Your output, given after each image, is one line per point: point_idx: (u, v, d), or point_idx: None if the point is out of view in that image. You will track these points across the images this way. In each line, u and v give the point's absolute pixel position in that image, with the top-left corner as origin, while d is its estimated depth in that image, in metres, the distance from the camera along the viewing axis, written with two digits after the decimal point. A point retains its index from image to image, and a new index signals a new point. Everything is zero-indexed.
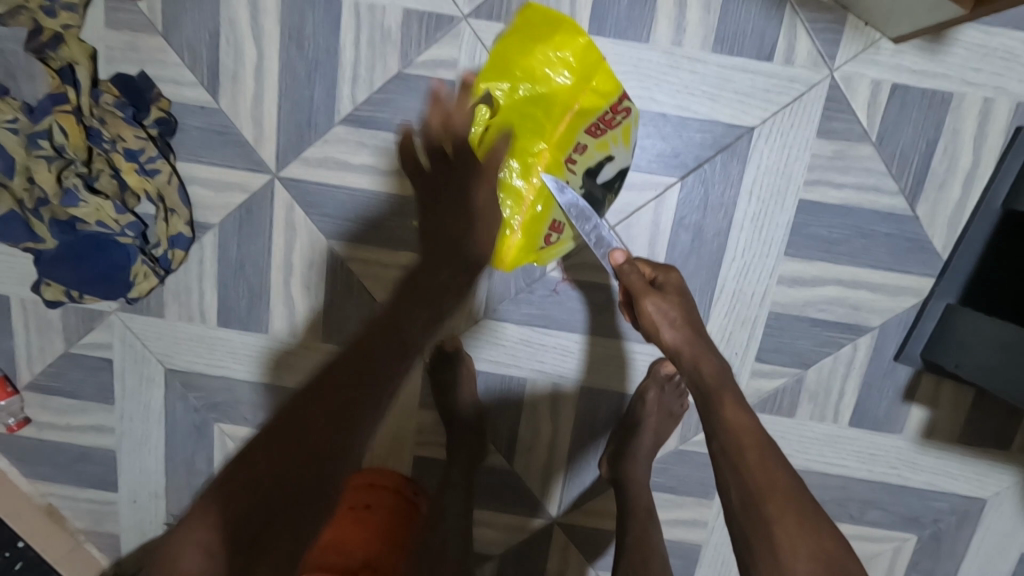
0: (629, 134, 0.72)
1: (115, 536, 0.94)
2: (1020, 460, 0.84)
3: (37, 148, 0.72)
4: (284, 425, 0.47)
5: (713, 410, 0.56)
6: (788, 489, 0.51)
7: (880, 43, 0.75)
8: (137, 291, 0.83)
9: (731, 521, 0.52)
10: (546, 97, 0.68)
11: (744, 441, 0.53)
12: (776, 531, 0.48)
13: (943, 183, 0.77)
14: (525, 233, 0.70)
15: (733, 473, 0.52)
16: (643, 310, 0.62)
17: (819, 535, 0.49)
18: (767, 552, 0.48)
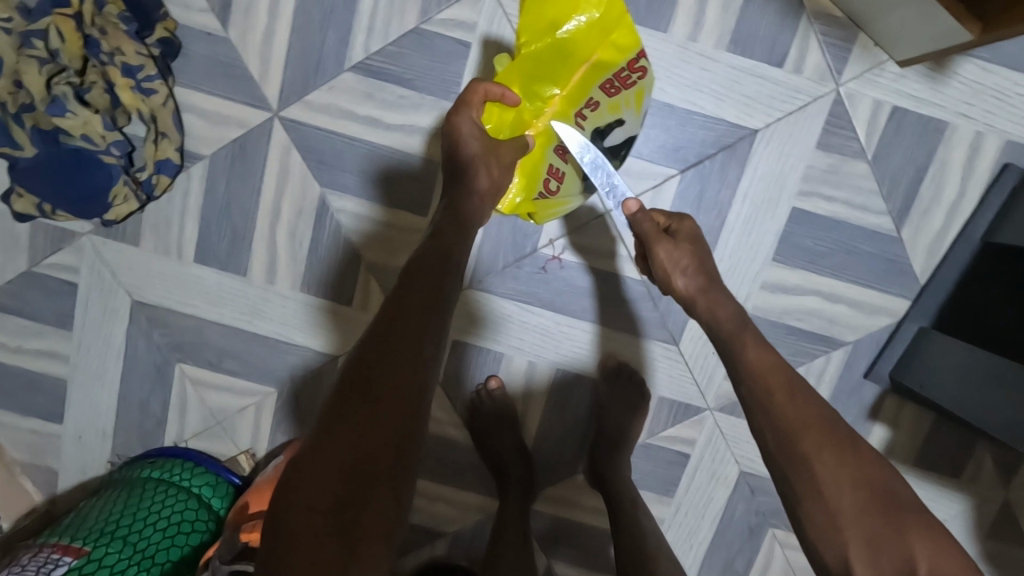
0: (641, 99, 0.70)
1: (50, 473, 0.89)
2: (972, 490, 0.85)
3: (30, 47, 0.71)
4: (350, 394, 0.48)
5: (735, 353, 0.59)
6: (820, 421, 0.54)
7: (885, 65, 0.78)
8: (115, 214, 0.80)
9: (769, 460, 0.54)
10: (566, 44, 0.66)
11: (773, 382, 0.56)
12: (815, 464, 0.51)
13: (927, 210, 0.80)
14: (524, 178, 0.69)
15: (765, 416, 0.55)
16: (655, 256, 0.64)
17: (854, 459, 0.52)
18: (809, 487, 0.51)
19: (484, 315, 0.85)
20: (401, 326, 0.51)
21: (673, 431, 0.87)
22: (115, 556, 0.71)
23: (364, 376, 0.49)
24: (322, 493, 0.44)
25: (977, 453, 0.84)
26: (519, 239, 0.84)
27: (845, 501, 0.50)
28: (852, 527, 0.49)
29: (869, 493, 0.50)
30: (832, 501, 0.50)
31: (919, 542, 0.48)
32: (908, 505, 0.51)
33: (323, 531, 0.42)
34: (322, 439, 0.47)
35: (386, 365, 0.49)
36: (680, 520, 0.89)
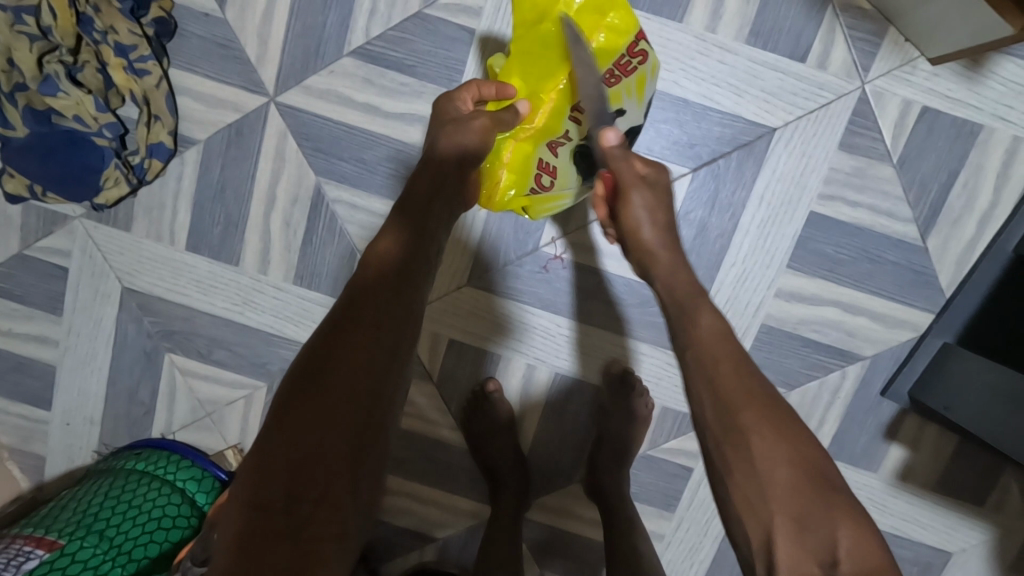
0: (643, 85, 0.65)
1: (37, 459, 0.87)
2: (994, 519, 0.80)
3: (21, 23, 0.69)
4: (307, 384, 0.48)
5: (686, 321, 0.54)
6: (761, 396, 0.50)
7: (917, 62, 0.73)
8: (104, 199, 0.78)
9: (703, 431, 0.51)
10: (558, 32, 0.60)
11: (718, 352, 0.52)
12: (751, 437, 0.48)
13: (958, 219, 0.75)
14: (514, 173, 0.63)
15: (705, 384, 0.51)
16: (628, 203, 0.58)
17: (790, 435, 0.48)
18: (741, 459, 0.48)
19: (483, 315, 0.82)
20: (366, 319, 0.50)
21: (677, 443, 0.83)
22: (89, 551, 0.69)
23: (321, 368, 0.48)
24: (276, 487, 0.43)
25: (1002, 480, 0.79)
26: (521, 237, 0.80)
27: (777, 475, 0.46)
28: (781, 504, 0.46)
29: (802, 472, 0.47)
30: (763, 475, 0.47)
31: (842, 523, 0.45)
32: (838, 487, 0.47)
33: (271, 528, 0.42)
34: (274, 429, 0.46)
35: (345, 359, 0.48)
36: (681, 536, 0.84)
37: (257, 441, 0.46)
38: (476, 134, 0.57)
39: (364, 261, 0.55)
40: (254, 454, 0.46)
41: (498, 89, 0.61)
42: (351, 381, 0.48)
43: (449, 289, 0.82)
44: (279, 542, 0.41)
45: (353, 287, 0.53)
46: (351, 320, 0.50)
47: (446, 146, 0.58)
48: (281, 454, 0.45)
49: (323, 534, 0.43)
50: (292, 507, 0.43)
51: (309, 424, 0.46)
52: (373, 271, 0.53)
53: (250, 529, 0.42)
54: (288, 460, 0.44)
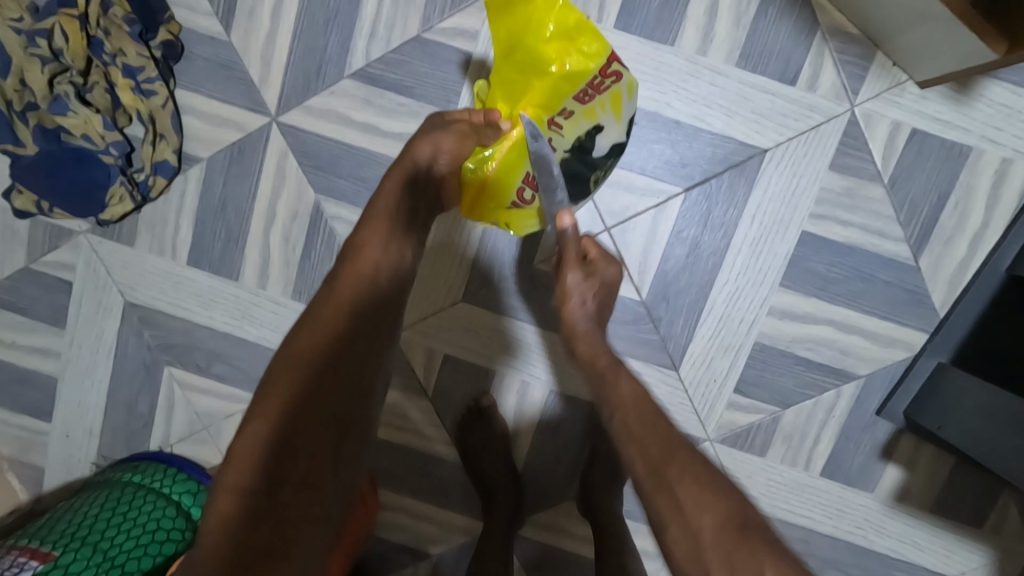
0: (619, 102, 0.66)
1: (37, 470, 0.88)
2: (993, 542, 0.79)
3: (34, 46, 0.72)
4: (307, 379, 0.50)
5: (608, 387, 0.60)
6: (683, 449, 0.52)
7: (905, 85, 0.74)
8: (110, 214, 0.80)
9: (641, 492, 0.52)
10: (528, 55, 0.61)
11: (640, 410, 0.56)
12: (675, 489, 0.49)
13: (949, 239, 0.75)
14: (495, 187, 0.64)
15: (630, 446, 0.54)
16: (563, 279, 0.68)
17: (709, 481, 0.50)
18: (672, 509, 0.48)
19: (480, 330, 0.83)
20: (362, 326, 0.54)
21: None
22: (82, 563, 0.68)
23: (321, 367, 0.51)
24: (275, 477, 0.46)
25: (1000, 503, 0.78)
26: (519, 251, 0.81)
27: (705, 520, 0.47)
28: (712, 548, 0.45)
29: (729, 516, 0.47)
30: (693, 521, 0.47)
31: (770, 561, 0.44)
32: (767, 532, 0.47)
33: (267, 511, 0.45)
34: (268, 418, 0.48)
35: (342, 362, 0.52)
36: None
37: (253, 429, 0.48)
38: (451, 139, 0.62)
39: (356, 262, 0.57)
40: (249, 439, 0.48)
41: (488, 113, 0.64)
42: (347, 383, 0.52)
43: (444, 305, 0.83)
44: (271, 524, 0.45)
45: (346, 286, 0.55)
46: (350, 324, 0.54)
47: (422, 145, 0.62)
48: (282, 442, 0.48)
49: (304, 519, 0.48)
50: (282, 494, 0.47)
51: (308, 418, 0.49)
52: (366, 273, 0.56)
53: (242, 513, 0.44)
54: (286, 449, 0.48)
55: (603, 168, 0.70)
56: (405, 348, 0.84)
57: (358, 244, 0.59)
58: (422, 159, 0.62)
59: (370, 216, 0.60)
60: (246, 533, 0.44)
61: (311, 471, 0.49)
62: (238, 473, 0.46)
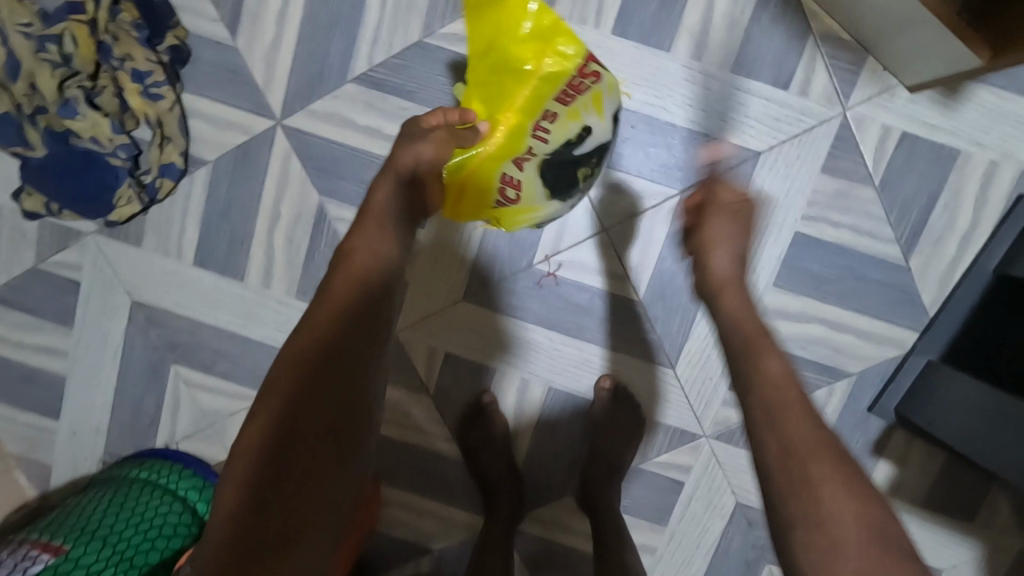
0: (601, 101, 0.68)
1: (45, 467, 0.89)
2: (982, 535, 0.81)
3: (43, 51, 0.72)
4: (302, 378, 0.50)
5: (751, 361, 0.53)
6: (823, 445, 0.47)
7: (895, 90, 0.76)
8: (118, 216, 0.82)
9: (765, 480, 0.48)
10: (510, 57, 0.64)
11: (790, 397, 0.50)
12: (822, 492, 0.45)
13: (938, 239, 0.77)
14: (478, 189, 0.65)
15: (773, 432, 0.48)
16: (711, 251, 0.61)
17: (848, 482, 0.46)
18: (814, 513, 0.44)
19: (478, 330, 0.84)
20: (358, 322, 0.53)
21: (668, 457, 0.85)
22: (93, 556, 0.70)
23: (315, 366, 0.50)
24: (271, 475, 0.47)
25: (989, 496, 0.80)
26: (515, 251, 0.83)
27: (848, 531, 0.43)
28: (856, 561, 0.42)
29: (873, 530, 0.44)
30: (832, 529, 0.44)
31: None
32: (900, 540, 0.44)
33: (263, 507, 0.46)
34: (269, 418, 0.49)
35: (338, 359, 0.51)
36: (672, 550, 0.86)
37: (252, 428, 0.49)
38: (430, 146, 0.58)
39: (351, 259, 0.55)
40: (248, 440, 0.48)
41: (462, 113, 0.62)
42: (348, 379, 0.51)
43: (445, 305, 0.84)
44: (275, 521, 0.46)
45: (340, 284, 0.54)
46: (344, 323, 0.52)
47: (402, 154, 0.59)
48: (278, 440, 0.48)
49: (308, 514, 0.48)
50: (286, 491, 0.47)
51: (308, 416, 0.49)
52: (361, 270, 0.55)
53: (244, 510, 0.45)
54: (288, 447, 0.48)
55: (589, 167, 0.70)
56: (407, 347, 0.85)
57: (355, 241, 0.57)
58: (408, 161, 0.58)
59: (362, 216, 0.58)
60: (249, 529, 0.45)
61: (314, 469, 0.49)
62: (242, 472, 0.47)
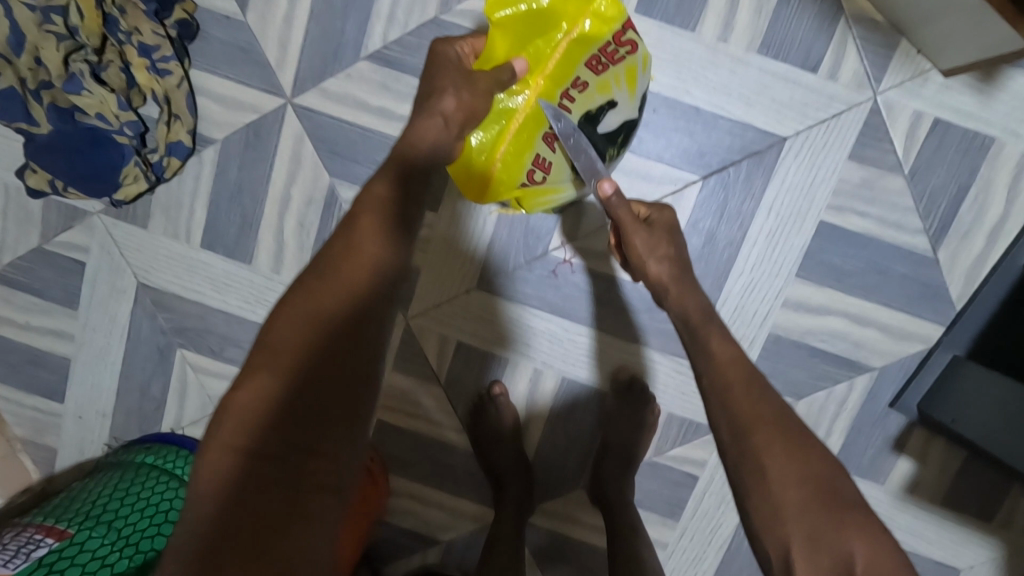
0: (634, 77, 0.65)
1: (50, 450, 0.88)
2: (1003, 536, 0.79)
3: (49, 23, 0.70)
4: (292, 385, 0.44)
5: (699, 343, 0.57)
6: (772, 416, 0.51)
7: (929, 75, 0.73)
8: (124, 195, 0.80)
9: (721, 453, 0.52)
10: (542, 15, 0.60)
11: (731, 375, 0.54)
12: (764, 459, 0.49)
13: (968, 232, 0.75)
14: (508, 168, 0.64)
15: (721, 407, 0.52)
16: (630, 244, 0.64)
17: (792, 450, 0.49)
18: (757, 480, 0.49)
19: (490, 318, 0.83)
20: (372, 285, 0.50)
21: (682, 450, 0.83)
22: (98, 541, 0.67)
23: (307, 363, 0.45)
24: (259, 488, 0.40)
25: (1011, 497, 0.78)
26: (529, 240, 0.81)
27: (789, 493, 0.47)
28: (795, 521, 0.46)
29: (813, 487, 0.48)
30: (775, 493, 0.48)
31: (855, 538, 0.46)
32: (846, 500, 0.48)
33: (249, 524, 0.38)
34: (270, 376, 0.44)
35: (350, 317, 0.48)
36: (684, 545, 0.84)
37: (249, 394, 0.44)
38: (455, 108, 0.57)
39: (344, 259, 0.50)
40: (226, 454, 0.41)
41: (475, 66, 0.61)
42: (359, 338, 0.48)
43: (457, 292, 0.83)
44: (273, 489, 0.40)
45: (358, 242, 0.51)
46: (338, 323, 0.47)
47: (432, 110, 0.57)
48: (265, 448, 0.42)
49: (312, 483, 0.42)
50: (284, 453, 0.42)
51: (314, 375, 0.45)
52: (378, 232, 0.52)
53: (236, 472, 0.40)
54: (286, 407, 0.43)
55: (615, 146, 0.68)
56: (418, 334, 0.84)
57: (343, 239, 0.52)
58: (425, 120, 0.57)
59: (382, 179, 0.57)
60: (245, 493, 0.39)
61: (319, 429, 0.44)
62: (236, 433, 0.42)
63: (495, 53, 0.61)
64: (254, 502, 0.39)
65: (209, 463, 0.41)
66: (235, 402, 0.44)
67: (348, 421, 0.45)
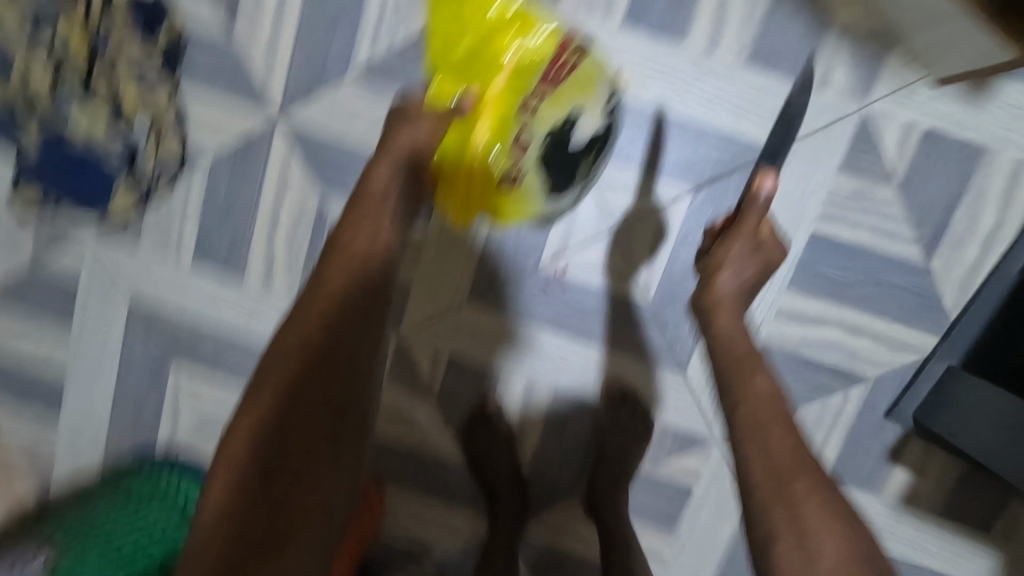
0: (591, 84, 0.65)
1: (46, 471, 0.88)
2: (1002, 545, 0.78)
3: (41, 47, 0.76)
4: (280, 421, 0.49)
5: (740, 377, 0.54)
6: (810, 463, 0.50)
7: (918, 85, 0.73)
8: (116, 215, 0.82)
9: (744, 495, 0.49)
10: (478, 54, 0.63)
11: (772, 414, 0.52)
12: (804, 510, 0.47)
13: (961, 241, 0.74)
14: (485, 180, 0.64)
15: (758, 450, 0.50)
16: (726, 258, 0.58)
17: (827, 500, 0.48)
18: (792, 528, 0.46)
19: (484, 333, 0.82)
20: (353, 318, 0.53)
21: (678, 464, 0.82)
22: (94, 562, 0.70)
23: (293, 397, 0.50)
24: (256, 513, 0.47)
25: (1010, 506, 0.78)
26: (523, 254, 0.80)
27: (829, 547, 0.46)
28: None
29: (851, 545, 0.46)
30: (807, 545, 0.46)
31: None
32: (877, 555, 0.47)
33: (253, 544, 0.46)
34: (262, 411, 0.49)
35: (334, 351, 0.52)
36: (681, 558, 0.84)
37: (244, 427, 0.49)
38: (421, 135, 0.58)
39: (318, 294, 0.54)
40: (225, 483, 0.47)
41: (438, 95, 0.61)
42: (343, 370, 0.52)
43: (448, 308, 0.82)
44: (269, 512, 0.47)
45: (337, 274, 0.54)
46: (312, 355, 0.51)
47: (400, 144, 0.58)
48: (261, 478, 0.48)
49: (297, 506, 0.49)
50: (278, 481, 0.48)
51: (303, 408, 0.50)
52: (356, 267, 0.55)
53: (237, 501, 0.46)
54: (279, 438, 0.49)
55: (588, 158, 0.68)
56: (410, 351, 0.84)
57: (316, 273, 0.55)
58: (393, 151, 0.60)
59: (359, 206, 0.58)
60: (244, 521, 0.46)
61: (306, 459, 0.50)
62: (234, 466, 0.47)
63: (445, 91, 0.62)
64: (253, 526, 0.46)
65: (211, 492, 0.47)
66: (233, 432, 0.49)
67: (331, 448, 0.52)
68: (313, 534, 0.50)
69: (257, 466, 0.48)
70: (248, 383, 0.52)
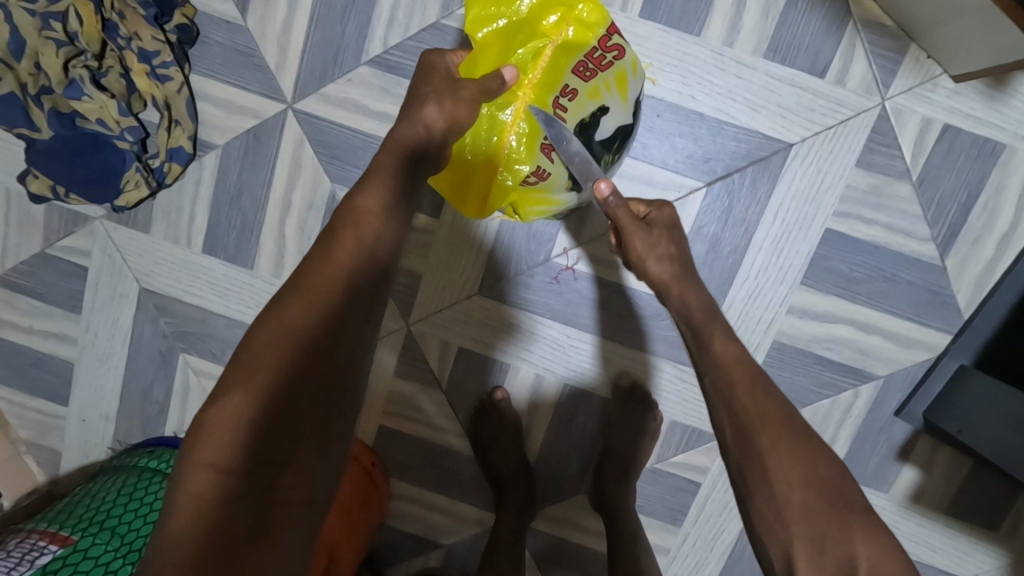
0: (624, 82, 0.65)
1: (55, 453, 0.89)
2: (1007, 544, 0.78)
3: (49, 29, 0.69)
4: (271, 409, 0.44)
5: (703, 344, 0.56)
6: (779, 415, 0.50)
7: (939, 80, 0.72)
8: (126, 200, 0.79)
9: (723, 454, 0.52)
10: (526, 27, 0.62)
11: (736, 374, 0.53)
12: (767, 458, 0.48)
13: (977, 239, 0.74)
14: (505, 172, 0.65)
15: (724, 409, 0.52)
16: (631, 244, 0.62)
17: (794, 448, 0.49)
18: (759, 478, 0.48)
19: (493, 324, 0.82)
20: (353, 300, 0.50)
21: (685, 457, 0.82)
22: (101, 547, 0.66)
23: (288, 383, 0.45)
24: (239, 508, 0.41)
25: (1017, 506, 0.77)
26: (533, 245, 0.80)
27: (792, 494, 0.47)
28: (799, 526, 0.45)
29: (819, 490, 0.47)
30: (776, 493, 0.47)
31: (862, 540, 0.44)
32: (850, 497, 0.47)
33: (234, 544, 0.40)
34: (248, 395, 0.44)
35: (333, 336, 0.48)
36: (686, 551, 0.84)
37: (229, 413, 0.43)
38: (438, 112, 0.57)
39: (319, 270, 0.50)
40: (206, 475, 0.41)
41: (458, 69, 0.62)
42: (340, 358, 0.49)
43: (459, 298, 0.82)
44: (253, 509, 0.42)
45: (343, 250, 0.50)
46: (314, 339, 0.47)
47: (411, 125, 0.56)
48: (246, 470, 0.42)
49: (284, 500, 0.44)
50: (265, 474, 0.43)
51: (296, 395, 0.45)
52: (360, 245, 0.51)
53: (217, 494, 0.40)
54: (267, 426, 0.44)
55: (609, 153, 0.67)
56: (419, 340, 0.83)
57: (317, 250, 0.51)
58: (407, 123, 0.57)
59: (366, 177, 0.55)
60: (227, 516, 0.40)
61: (295, 449, 0.45)
62: (216, 452, 0.41)
63: (482, 64, 0.63)
64: (232, 523, 0.41)
65: (187, 481, 0.41)
66: (213, 417, 0.43)
67: (322, 439, 0.47)
68: (297, 534, 0.45)
69: (248, 455, 0.42)
70: (232, 361, 0.46)
